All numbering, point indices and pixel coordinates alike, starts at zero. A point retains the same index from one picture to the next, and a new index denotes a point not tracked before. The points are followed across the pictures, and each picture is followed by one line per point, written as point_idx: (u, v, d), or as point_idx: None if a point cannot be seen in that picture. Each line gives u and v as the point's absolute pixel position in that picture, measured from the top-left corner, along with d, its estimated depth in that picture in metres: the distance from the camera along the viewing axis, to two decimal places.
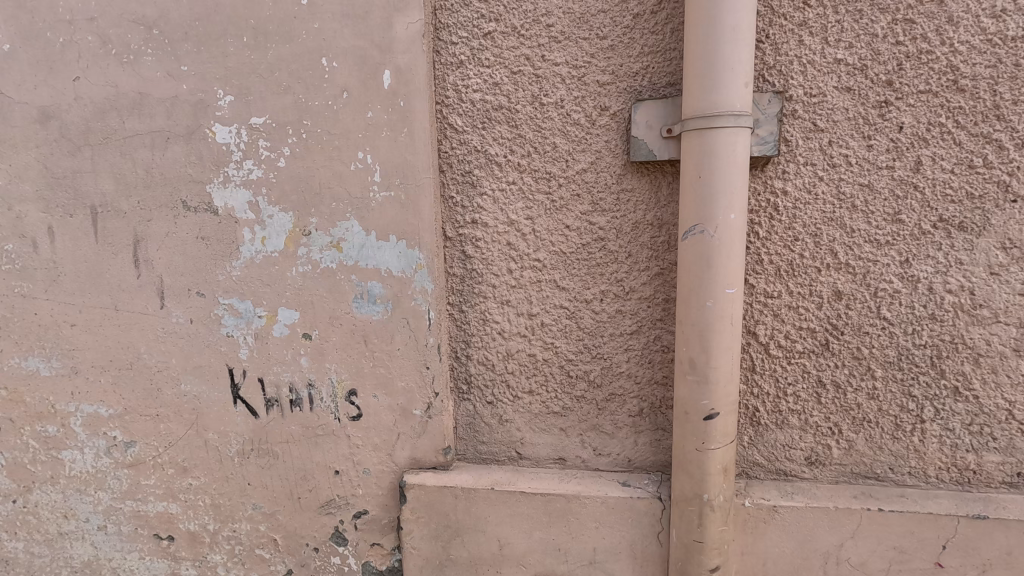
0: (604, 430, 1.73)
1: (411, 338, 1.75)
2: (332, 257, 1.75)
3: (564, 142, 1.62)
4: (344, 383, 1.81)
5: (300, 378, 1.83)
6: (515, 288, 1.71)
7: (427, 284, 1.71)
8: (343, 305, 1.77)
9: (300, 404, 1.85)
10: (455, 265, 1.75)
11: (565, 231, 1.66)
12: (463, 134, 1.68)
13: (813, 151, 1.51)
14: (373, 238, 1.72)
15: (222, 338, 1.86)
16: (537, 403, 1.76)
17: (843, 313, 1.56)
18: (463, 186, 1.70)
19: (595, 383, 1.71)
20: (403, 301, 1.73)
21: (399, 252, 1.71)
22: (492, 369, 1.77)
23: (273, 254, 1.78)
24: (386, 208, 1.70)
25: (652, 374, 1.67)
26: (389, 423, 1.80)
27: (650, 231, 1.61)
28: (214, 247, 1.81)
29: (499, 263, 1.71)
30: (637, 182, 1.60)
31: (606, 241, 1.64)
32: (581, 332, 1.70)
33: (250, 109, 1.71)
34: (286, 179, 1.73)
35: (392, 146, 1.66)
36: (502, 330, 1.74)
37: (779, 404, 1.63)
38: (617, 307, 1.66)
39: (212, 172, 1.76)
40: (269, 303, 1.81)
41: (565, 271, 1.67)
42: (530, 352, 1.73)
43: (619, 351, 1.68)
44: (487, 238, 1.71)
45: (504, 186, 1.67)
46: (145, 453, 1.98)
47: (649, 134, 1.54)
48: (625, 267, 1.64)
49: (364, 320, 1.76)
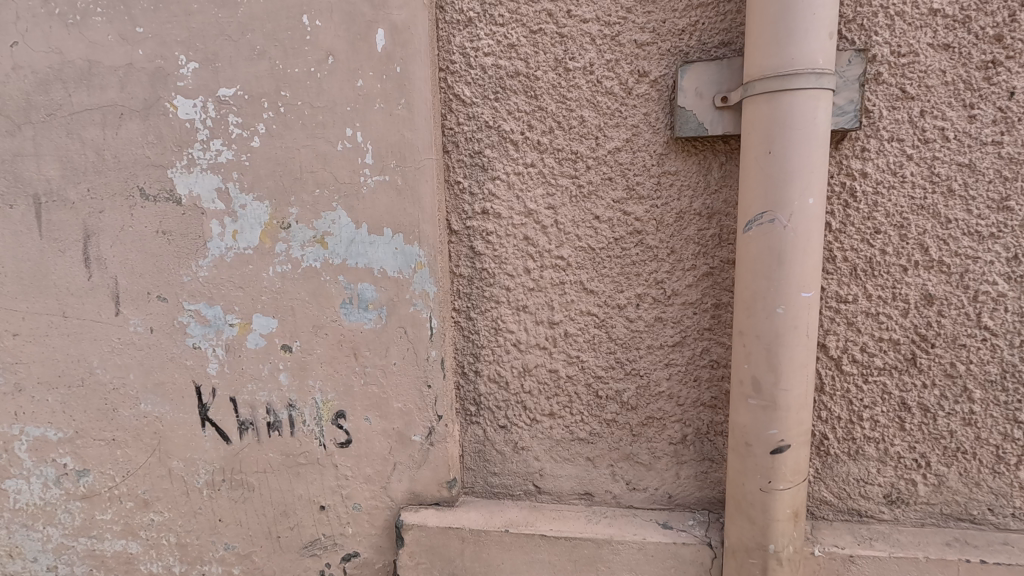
0: (639, 460, 1.45)
1: (410, 351, 1.47)
2: (315, 255, 1.47)
3: (594, 115, 1.35)
4: (330, 404, 1.53)
5: (279, 398, 1.56)
6: (533, 292, 1.44)
7: (427, 286, 1.43)
8: (329, 312, 1.49)
9: (279, 428, 1.57)
10: (461, 264, 1.47)
11: (593, 223, 1.38)
12: (471, 106, 1.40)
13: (900, 123, 1.24)
14: (364, 232, 1.44)
15: (188, 350, 1.58)
16: (559, 427, 1.48)
17: (934, 322, 1.29)
18: (472, 169, 1.43)
19: (630, 405, 1.43)
20: (400, 307, 1.45)
21: (395, 248, 1.43)
22: (505, 388, 1.50)
23: (246, 251, 1.50)
24: (379, 195, 1.42)
25: (698, 394, 1.40)
26: (383, 450, 1.53)
27: (697, 222, 1.34)
28: (176, 243, 1.53)
29: (514, 262, 1.44)
30: (682, 163, 1.33)
31: (645, 235, 1.36)
32: (612, 343, 1.42)
33: (217, 78, 1.43)
34: (261, 162, 1.45)
35: (388, 121, 1.39)
36: (518, 341, 1.46)
37: (853, 431, 1.35)
38: (656, 315, 1.39)
39: (174, 154, 1.49)
40: (241, 309, 1.53)
41: (594, 271, 1.40)
42: (551, 368, 1.46)
43: (659, 367, 1.41)
44: (500, 231, 1.43)
45: (521, 169, 1.40)
46: (101, 483, 1.69)
47: (699, 105, 1.27)
48: (667, 266, 1.36)
49: (353, 330, 1.49)
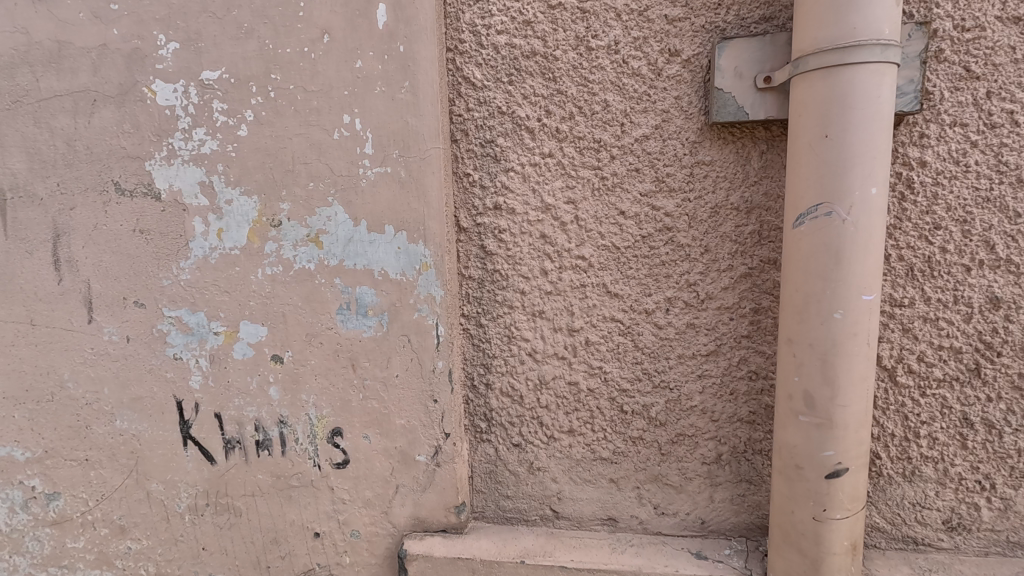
0: (669, 482, 1.31)
1: (414, 362, 1.33)
2: (309, 255, 1.33)
3: (619, 99, 1.21)
4: (325, 420, 1.39)
5: (268, 414, 1.41)
6: (551, 297, 1.30)
7: (433, 289, 1.29)
8: (324, 319, 1.35)
9: (269, 448, 1.42)
10: (471, 265, 1.33)
11: (618, 219, 1.25)
12: (482, 91, 1.27)
13: (964, 106, 1.11)
14: (362, 230, 1.30)
15: (168, 362, 1.43)
16: (579, 446, 1.34)
17: (1000, 328, 1.15)
18: (483, 160, 1.29)
19: (658, 421, 1.30)
20: (403, 313, 1.31)
21: (398, 248, 1.29)
22: (519, 402, 1.35)
23: (232, 252, 1.36)
24: (380, 189, 1.28)
25: (734, 409, 1.27)
26: (384, 472, 1.38)
27: (734, 218, 1.21)
28: (155, 243, 1.39)
29: (530, 262, 1.30)
30: (718, 152, 1.19)
31: (676, 232, 1.23)
32: (639, 352, 1.28)
33: (201, 59, 1.29)
34: (248, 153, 1.31)
35: (390, 107, 1.25)
36: (534, 350, 1.32)
37: (909, 450, 1.22)
38: (688, 321, 1.25)
39: (153, 144, 1.34)
40: (227, 316, 1.39)
41: (619, 272, 1.26)
42: (571, 380, 1.32)
43: (690, 379, 1.27)
44: (514, 229, 1.29)
45: (538, 160, 1.26)
46: (72, 508, 1.54)
47: (739, 86, 1.14)
48: (701, 266, 1.23)
49: (350, 339, 1.35)
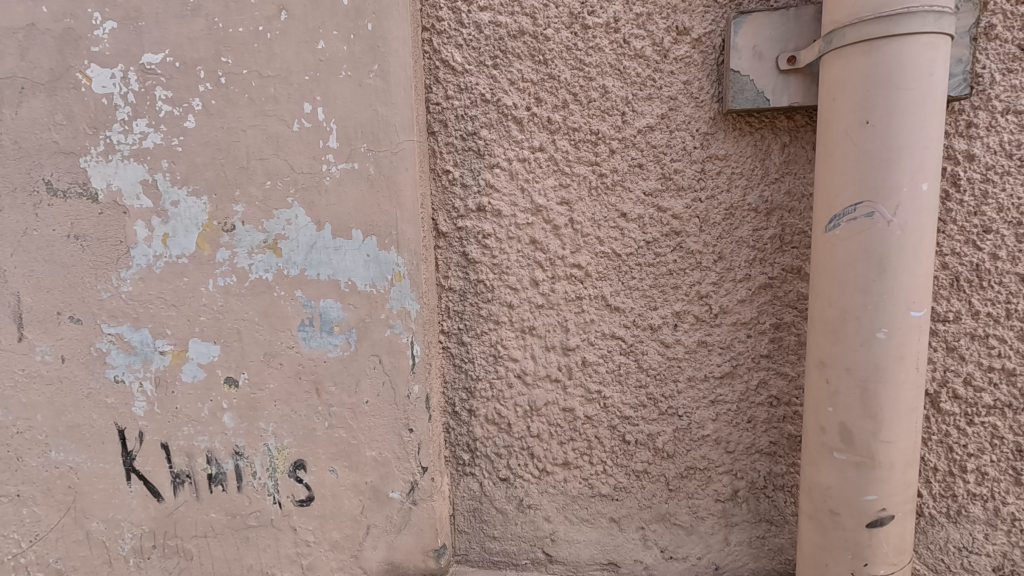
0: (678, 522, 1.15)
1: (387, 385, 1.16)
2: (266, 264, 1.16)
3: (620, 85, 1.06)
4: (286, 452, 1.22)
5: (222, 444, 1.24)
6: (543, 311, 1.14)
7: (408, 303, 1.13)
8: (284, 336, 1.18)
9: (223, 482, 1.25)
10: (451, 275, 1.17)
11: (619, 222, 1.09)
12: (463, 76, 1.11)
13: (1019, 90, 0.95)
14: (327, 235, 1.14)
15: (108, 385, 1.26)
16: (575, 480, 1.18)
17: None
18: (464, 155, 1.13)
19: (665, 453, 1.14)
20: (373, 329, 1.15)
21: (367, 256, 1.13)
22: (507, 431, 1.19)
23: (180, 261, 1.19)
24: (346, 188, 1.11)
25: (752, 439, 1.11)
26: (354, 510, 1.21)
27: (752, 221, 1.05)
28: (93, 250, 1.22)
29: (518, 272, 1.14)
30: (733, 145, 1.04)
31: (685, 237, 1.08)
32: (643, 374, 1.12)
33: (142, 41, 1.13)
34: (196, 147, 1.15)
35: (357, 94, 1.09)
36: (524, 372, 1.16)
37: (953, 487, 1.06)
38: (699, 338, 1.09)
39: (88, 138, 1.18)
40: (175, 333, 1.22)
41: (620, 283, 1.11)
42: (565, 406, 1.16)
43: (702, 405, 1.11)
44: (501, 234, 1.13)
45: (527, 155, 1.10)
46: (3, 550, 1.33)
47: (759, 68, 0.98)
48: (714, 276, 1.08)
49: (313, 359, 1.18)
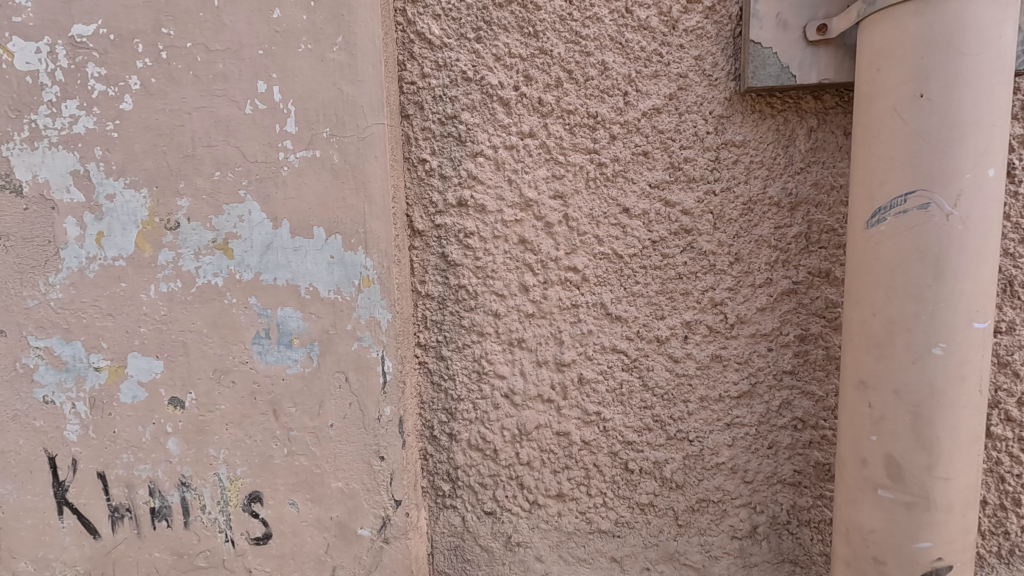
0: (688, 563, 1.00)
1: (354, 407, 1.01)
2: (215, 267, 1.01)
3: (621, 61, 0.92)
4: (239, 482, 1.06)
5: (167, 473, 1.08)
6: (533, 321, 1.00)
7: (378, 312, 0.98)
8: (236, 350, 1.03)
9: (167, 518, 1.09)
10: (429, 279, 1.03)
11: (621, 219, 0.95)
12: (442, 51, 0.97)
13: None
14: (285, 235, 0.99)
15: (34, 408, 1.06)
16: (571, 515, 1.03)
17: None
18: (443, 142, 0.99)
19: (673, 483, 0.99)
20: (338, 342, 1.00)
21: (331, 258, 0.98)
22: (492, 458, 1.04)
23: (116, 263, 1.03)
24: (307, 179, 0.97)
25: (773, 467, 0.97)
26: (317, 550, 1.06)
27: (773, 217, 0.92)
28: (16, 252, 1.03)
29: (506, 276, 0.99)
30: (751, 130, 0.91)
31: (697, 236, 0.94)
32: (649, 394, 0.98)
33: (69, 7, 0.97)
34: (134, 132, 0.99)
35: (319, 70, 0.94)
36: (512, 391, 1.02)
37: (1004, 522, 0.92)
38: (713, 352, 0.96)
39: (9, 121, 0.99)
40: (111, 346, 1.05)
41: (622, 288, 0.97)
42: (559, 430, 1.01)
43: (716, 428, 0.97)
44: (485, 232, 0.99)
45: (515, 142, 0.96)
46: None
47: (784, 39, 0.85)
48: (730, 281, 0.94)
49: (270, 377, 1.03)
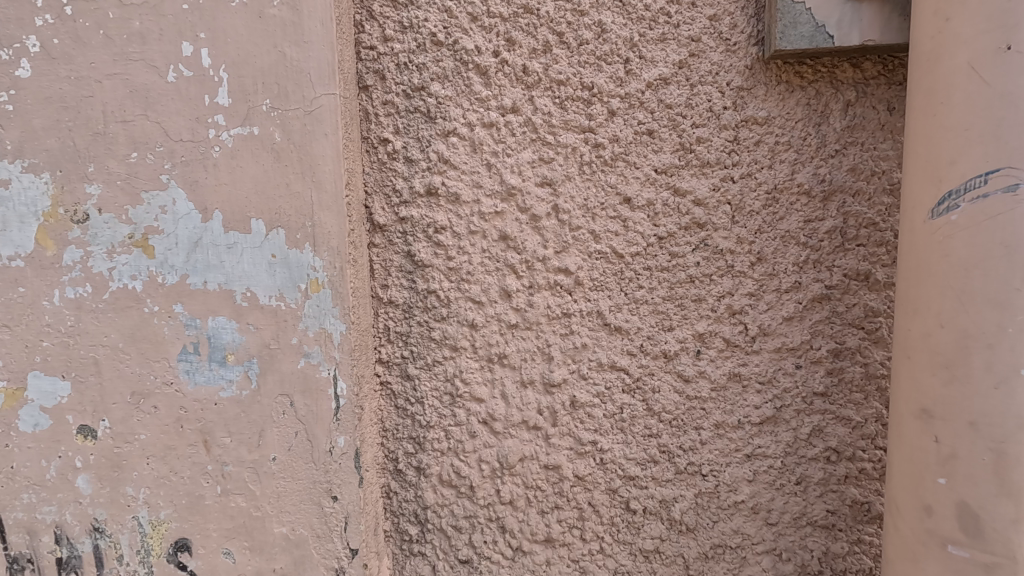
0: None
1: (301, 437, 0.84)
2: (133, 268, 0.84)
3: (622, 22, 0.77)
4: (164, 528, 0.88)
5: (76, 517, 0.88)
6: (517, 333, 0.84)
7: (329, 322, 0.82)
8: (160, 369, 0.85)
9: (76, 571, 0.88)
10: (392, 283, 0.86)
11: (621, 211, 0.80)
12: (407, 9, 0.81)
13: None
14: (217, 229, 0.81)
15: None
16: (561, 563, 0.86)
17: None
18: (408, 118, 0.82)
19: (683, 526, 0.83)
20: (281, 358, 0.83)
21: (272, 257, 0.81)
22: (468, 496, 0.87)
23: (12, 264, 0.83)
24: (242, 161, 0.80)
25: (802, 506, 0.81)
26: None
27: (802, 208, 0.77)
28: None
29: (485, 278, 0.83)
30: (776, 105, 0.76)
31: (712, 231, 0.79)
32: (654, 420, 0.82)
33: None
34: (31, 104, 0.81)
35: (257, 29, 0.78)
36: (491, 417, 0.85)
37: None
38: (731, 370, 0.80)
39: None
40: (7, 364, 0.85)
41: (623, 294, 0.81)
42: (548, 463, 0.85)
43: (734, 460, 0.82)
44: (459, 226, 0.83)
45: (495, 118, 0.80)
46: None
47: None
48: (751, 285, 0.79)
49: (200, 401, 0.85)
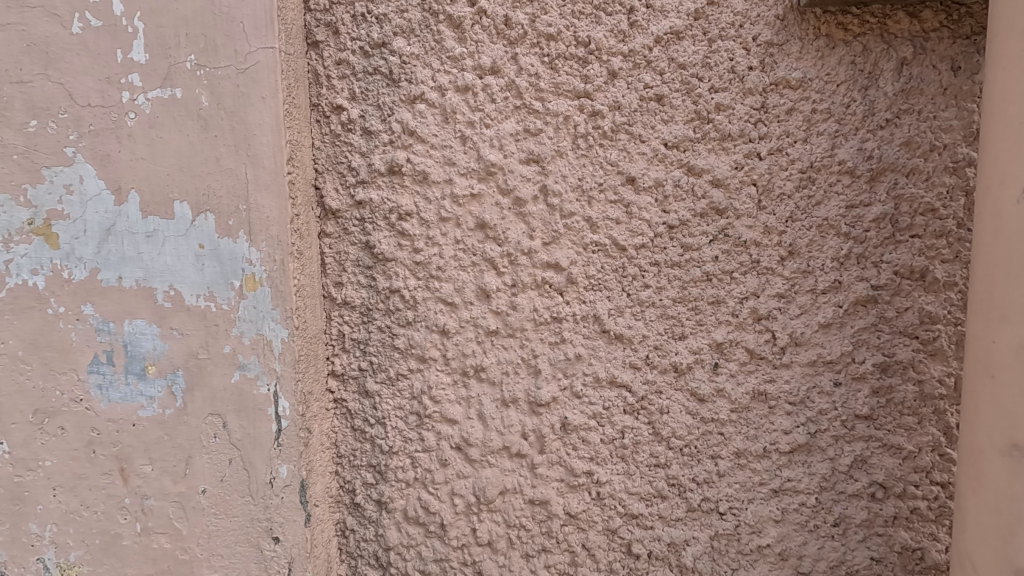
0: None
1: (236, 465, 0.70)
2: (33, 261, 0.67)
3: None
4: (76, 571, 0.71)
5: None
6: (497, 341, 0.70)
7: (268, 327, 0.67)
8: (67, 384, 0.69)
9: None
10: (348, 280, 0.72)
11: (623, 194, 0.66)
12: None
13: None
14: (134, 214, 0.67)
15: None
16: None
17: None
18: (367, 82, 0.69)
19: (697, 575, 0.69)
20: (211, 370, 0.68)
21: (199, 249, 0.67)
22: (438, 536, 0.73)
23: None
24: (164, 130, 0.66)
25: (841, 554, 0.67)
26: None
27: (844, 191, 0.63)
28: None
29: (459, 275, 0.69)
30: (813, 65, 0.63)
31: (733, 219, 0.65)
32: (662, 447, 0.68)
33: None
34: None
35: None
36: (466, 442, 0.71)
37: None
38: (754, 388, 0.66)
39: None
40: None
41: (625, 295, 0.67)
42: (534, 497, 0.70)
43: (758, 496, 0.67)
44: (428, 212, 0.69)
45: (472, 80, 0.67)
46: None
47: None
48: (780, 284, 0.65)
49: (115, 422, 0.70)
